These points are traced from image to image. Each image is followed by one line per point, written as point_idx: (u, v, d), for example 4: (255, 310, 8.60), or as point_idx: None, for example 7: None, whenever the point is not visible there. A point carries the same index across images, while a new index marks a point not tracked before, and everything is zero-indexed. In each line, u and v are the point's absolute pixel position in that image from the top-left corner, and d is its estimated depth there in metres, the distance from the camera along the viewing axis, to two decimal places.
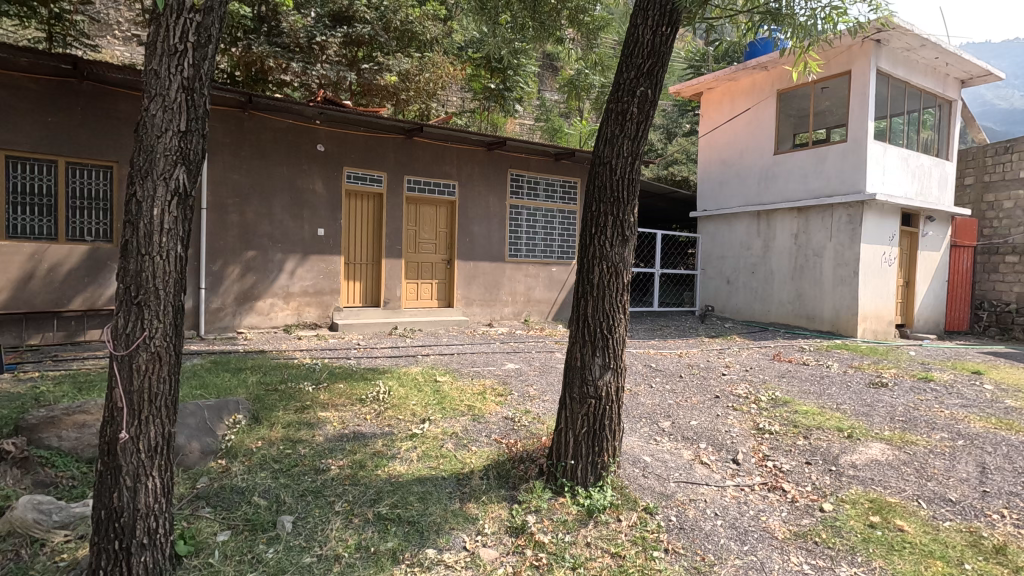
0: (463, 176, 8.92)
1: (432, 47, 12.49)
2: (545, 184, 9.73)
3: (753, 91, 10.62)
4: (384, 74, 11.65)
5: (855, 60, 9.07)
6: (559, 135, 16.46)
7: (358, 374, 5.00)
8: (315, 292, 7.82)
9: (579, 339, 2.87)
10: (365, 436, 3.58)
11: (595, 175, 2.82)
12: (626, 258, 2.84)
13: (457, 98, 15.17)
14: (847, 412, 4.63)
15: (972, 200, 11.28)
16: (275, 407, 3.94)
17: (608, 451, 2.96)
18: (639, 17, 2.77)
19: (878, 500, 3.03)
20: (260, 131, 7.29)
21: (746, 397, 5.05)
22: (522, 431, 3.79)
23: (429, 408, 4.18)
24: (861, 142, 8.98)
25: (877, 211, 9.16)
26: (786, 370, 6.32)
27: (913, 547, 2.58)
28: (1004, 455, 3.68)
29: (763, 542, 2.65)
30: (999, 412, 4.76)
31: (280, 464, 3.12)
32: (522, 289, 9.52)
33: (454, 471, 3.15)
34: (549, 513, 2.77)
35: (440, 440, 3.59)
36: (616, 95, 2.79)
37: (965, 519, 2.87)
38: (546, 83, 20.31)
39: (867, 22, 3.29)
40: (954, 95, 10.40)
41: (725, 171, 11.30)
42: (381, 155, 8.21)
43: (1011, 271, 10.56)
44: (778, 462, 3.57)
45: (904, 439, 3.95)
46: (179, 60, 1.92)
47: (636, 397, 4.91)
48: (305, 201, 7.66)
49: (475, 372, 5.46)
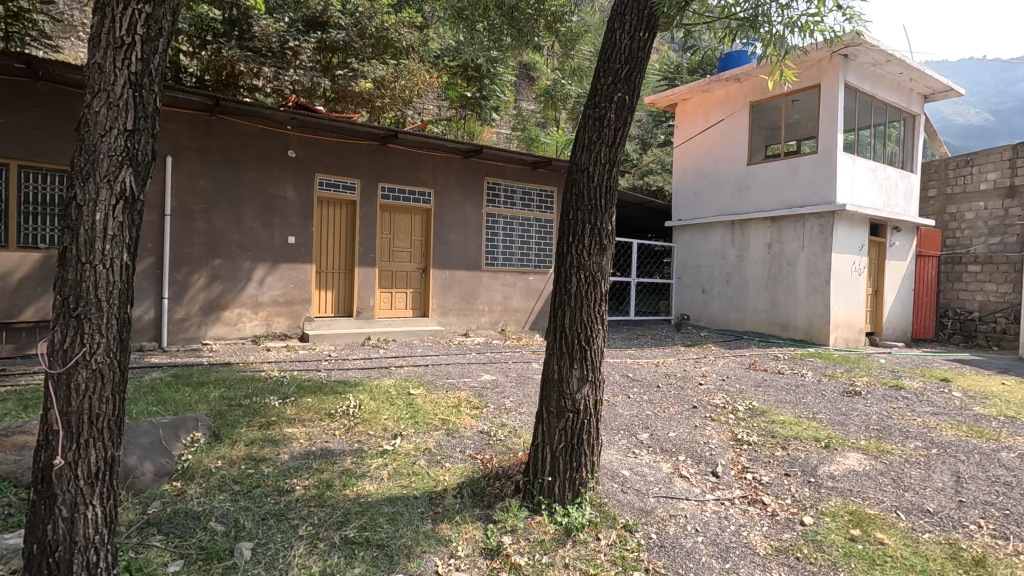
0: (438, 184, 8.80)
1: (408, 55, 12.40)
2: (522, 192, 9.66)
3: (726, 102, 10.79)
4: (359, 80, 11.52)
5: (824, 74, 9.27)
6: (536, 144, 16.45)
7: (328, 387, 4.80)
8: (286, 302, 7.58)
9: (556, 351, 2.77)
10: (334, 453, 3.42)
11: (572, 182, 2.74)
12: (605, 267, 2.76)
13: (434, 106, 15.04)
14: (823, 421, 4.63)
15: (935, 211, 11.69)
16: (238, 423, 3.74)
17: (586, 466, 2.87)
18: (616, 21, 2.73)
19: (858, 512, 2.99)
20: (228, 136, 7.07)
21: (724, 407, 5.01)
22: (498, 446, 3.68)
23: (401, 422, 4.04)
24: (831, 154, 9.15)
25: (847, 222, 9.34)
26: (761, 380, 6.32)
27: (894, 561, 2.54)
28: (977, 463, 3.71)
29: (745, 559, 2.59)
30: (969, 419, 4.82)
31: (241, 485, 2.94)
32: (499, 298, 9.42)
33: (426, 489, 3.03)
34: (525, 533, 2.66)
35: (412, 456, 3.46)
36: (594, 100, 2.73)
37: (944, 530, 2.85)
38: (522, 92, 20.35)
39: (843, 31, 3.30)
40: (916, 109, 10.75)
41: (700, 181, 11.42)
42: (355, 162, 8.05)
43: (974, 280, 10.81)
44: (757, 474, 3.52)
45: (881, 448, 3.95)
46: (125, 54, 1.78)
47: (614, 408, 4.83)
48: (276, 208, 7.45)
49: (450, 384, 5.32)
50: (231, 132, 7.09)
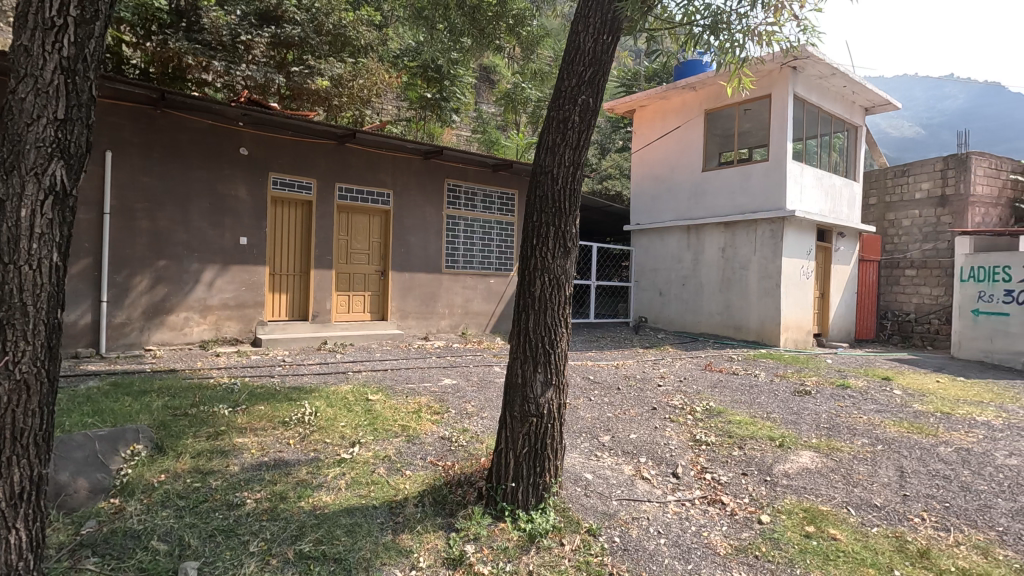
0: (398, 185, 8.65)
1: (367, 53, 12.23)
2: (483, 194, 9.61)
3: (683, 110, 11.06)
4: (315, 78, 11.22)
5: (775, 85, 9.61)
6: (496, 147, 16.44)
7: (282, 394, 4.61)
8: (237, 305, 7.27)
9: (520, 354, 2.74)
10: (288, 464, 3.27)
11: (537, 184, 2.71)
12: (569, 270, 2.75)
13: (393, 106, 14.81)
14: (777, 420, 4.76)
15: (875, 218, 12.33)
16: (184, 434, 3.54)
17: (550, 471, 2.84)
18: (580, 24, 2.72)
19: (811, 509, 3.08)
20: (174, 131, 6.73)
21: (682, 408, 5.11)
22: (460, 452, 3.61)
23: (360, 429, 3.92)
24: (781, 162, 9.50)
25: (796, 227, 9.72)
26: (717, 380, 6.48)
27: (846, 556, 2.62)
28: (918, 458, 3.89)
29: (706, 559, 2.61)
30: (910, 416, 5.06)
31: (186, 500, 2.77)
32: (459, 301, 9.32)
33: (386, 499, 2.93)
34: (488, 541, 2.61)
35: (371, 465, 3.35)
36: (558, 102, 2.71)
37: (891, 524, 2.96)
38: (482, 95, 20.36)
39: (798, 42, 3.42)
40: (858, 121, 11.31)
41: (658, 187, 11.65)
42: (311, 161, 7.82)
43: (910, 283, 11.43)
44: (716, 474, 3.58)
45: (831, 446, 4.09)
46: (56, 37, 1.64)
47: (575, 411, 4.83)
48: (226, 208, 7.14)
49: (410, 389, 5.21)
50: (178, 127, 6.76)
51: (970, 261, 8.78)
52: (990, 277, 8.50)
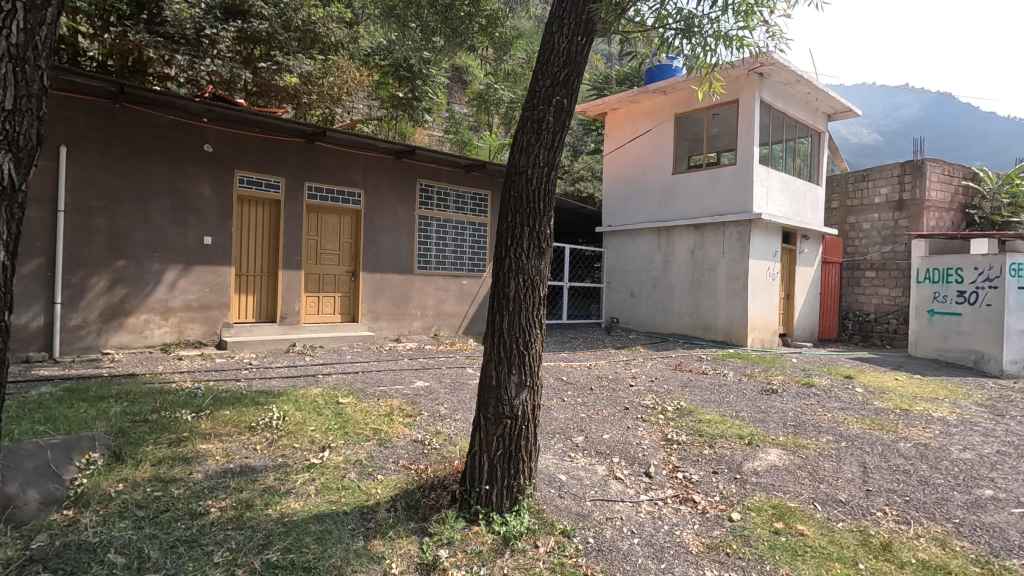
0: (369, 185, 8.53)
1: (337, 50, 12.06)
2: (455, 195, 9.55)
3: (653, 113, 11.22)
4: (283, 74, 10.96)
5: (742, 90, 9.83)
6: (468, 148, 16.39)
7: (249, 398, 4.48)
8: (201, 307, 7.04)
9: (494, 356, 2.72)
10: (255, 470, 3.18)
11: (511, 185, 2.70)
12: (543, 271, 2.74)
13: (364, 105, 14.61)
14: (745, 419, 4.85)
15: (837, 221, 12.73)
16: (144, 441, 3.40)
17: (524, 473, 2.82)
18: (555, 24, 2.72)
19: (780, 506, 3.14)
20: (134, 126, 6.49)
21: (653, 407, 5.16)
22: (433, 455, 3.56)
23: (330, 433, 3.83)
24: (748, 166, 9.71)
25: (762, 230, 9.95)
26: (687, 380, 6.57)
27: (814, 551, 2.67)
28: (880, 454, 4.02)
29: (679, 558, 2.63)
30: (871, 413, 5.23)
31: (146, 510, 2.66)
32: (432, 303, 9.24)
33: (357, 504, 2.87)
34: (463, 545, 2.58)
35: (341, 469, 3.27)
36: (532, 103, 2.70)
37: (856, 518, 3.05)
38: (455, 95, 20.28)
39: (766, 47, 3.49)
40: (821, 127, 11.66)
41: (629, 189, 11.79)
42: (279, 159, 7.64)
43: (870, 285, 11.83)
44: (688, 472, 3.63)
45: (797, 443, 4.19)
46: (3, 22, 1.55)
47: (549, 412, 4.83)
48: (190, 206, 6.92)
49: (381, 392, 5.12)
50: (138, 122, 6.51)
51: (926, 263, 9.11)
52: (944, 278, 8.84)
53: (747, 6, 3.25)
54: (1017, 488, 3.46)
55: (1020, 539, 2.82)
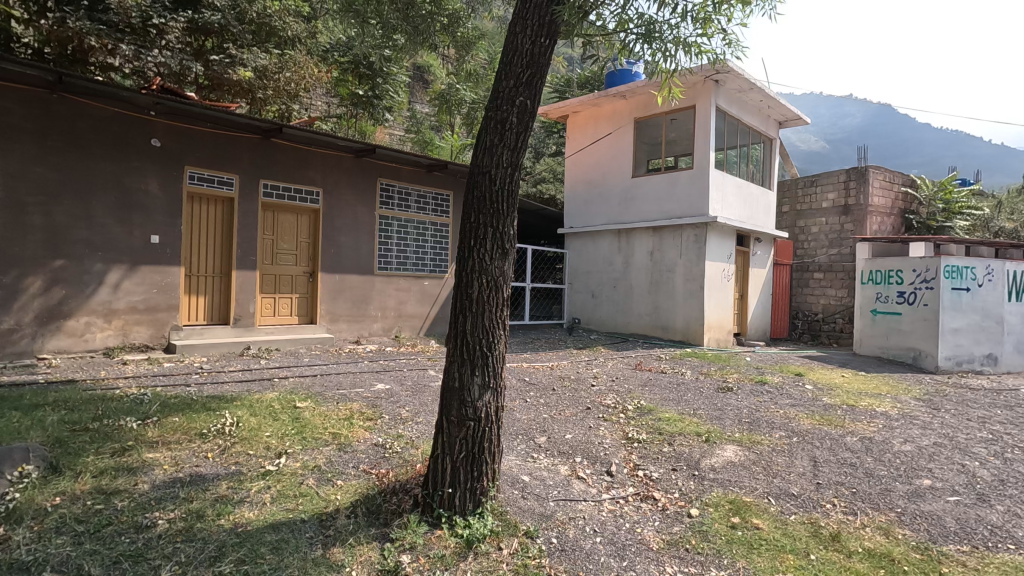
0: (328, 183, 8.33)
1: (294, 45, 11.79)
2: (417, 195, 9.44)
3: (614, 117, 11.40)
4: (237, 68, 10.63)
5: (698, 96, 10.10)
6: (430, 148, 16.25)
7: (200, 404, 4.29)
8: (147, 309, 6.71)
9: (457, 358, 2.69)
10: (205, 479, 3.04)
11: (474, 185, 2.68)
12: (506, 272, 2.73)
13: (322, 102, 14.31)
14: (703, 417, 4.97)
15: (787, 225, 13.24)
16: (84, 451, 3.21)
17: (487, 475, 2.80)
18: (518, 25, 2.72)
19: (736, 501, 3.23)
20: (75, 118, 6.14)
21: (614, 407, 5.22)
22: (395, 459, 3.50)
23: (287, 439, 3.71)
24: (704, 170, 9.98)
25: (718, 232, 10.24)
26: (646, 379, 6.69)
27: (768, 543, 2.76)
28: (829, 448, 4.19)
29: (640, 555, 2.67)
30: (820, 409, 5.45)
31: (87, 525, 2.51)
32: (393, 304, 9.11)
33: (315, 511, 2.79)
34: (425, 549, 2.54)
35: (299, 476, 3.18)
36: (495, 103, 2.69)
37: (807, 510, 3.16)
38: (416, 94, 20.09)
39: (723, 55, 3.59)
40: (773, 134, 12.10)
41: (590, 191, 11.93)
42: (233, 155, 7.38)
43: (818, 286, 12.35)
44: (648, 471, 3.69)
45: (752, 439, 4.32)
46: None
47: (511, 413, 4.83)
48: (135, 203, 6.60)
49: (341, 395, 5.01)
50: (79, 114, 6.17)
51: (869, 265, 9.58)
52: (886, 280, 9.31)
53: (705, 13, 3.33)
54: (952, 477, 3.68)
55: (955, 525, 2.99)
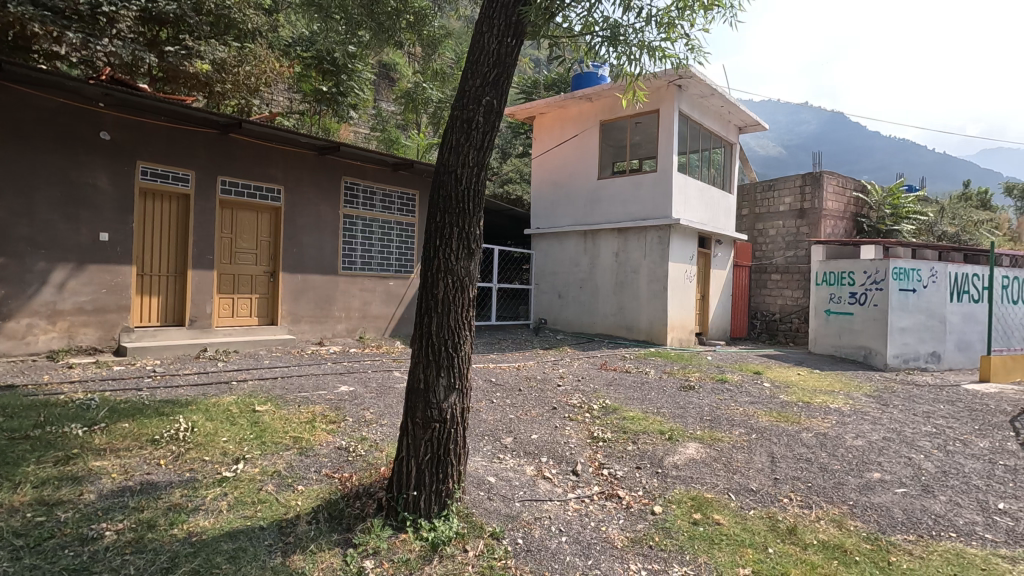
0: (290, 181, 8.13)
1: (254, 38, 11.49)
2: (382, 194, 9.31)
3: (579, 119, 11.51)
4: (195, 60, 10.25)
5: (662, 100, 10.29)
6: (396, 146, 16.05)
7: (152, 409, 4.11)
8: (96, 310, 6.40)
9: (422, 359, 2.66)
10: (157, 487, 2.92)
11: (440, 184, 2.66)
12: (472, 272, 2.71)
13: (284, 98, 14.03)
14: (666, 415, 5.06)
15: (746, 227, 13.63)
16: (23, 461, 3.03)
17: (453, 477, 2.77)
18: (484, 24, 2.71)
19: (698, 497, 3.30)
20: (16, 108, 5.82)
21: (580, 406, 5.26)
22: (358, 462, 3.43)
23: (245, 444, 3.60)
24: (667, 173, 10.17)
25: (680, 234, 10.46)
26: (611, 379, 6.77)
27: (728, 538, 2.83)
28: (786, 444, 4.33)
29: (605, 553, 2.69)
30: (778, 406, 5.62)
31: (25, 538, 2.37)
32: (357, 305, 8.95)
33: (274, 518, 2.71)
34: (389, 554, 2.50)
35: (257, 482, 3.08)
36: (461, 102, 2.68)
37: (765, 505, 3.25)
38: (381, 92, 19.82)
39: (686, 60, 3.66)
40: (733, 139, 12.43)
41: (556, 193, 12.01)
42: (189, 151, 7.12)
43: (776, 287, 12.75)
44: (613, 469, 3.73)
45: (713, 437, 4.42)
46: None
47: (477, 414, 4.81)
48: (83, 198, 6.29)
49: (302, 398, 4.88)
50: (21, 104, 5.85)
51: (823, 267, 9.95)
52: (839, 281, 9.69)
53: (668, 18, 3.39)
54: (900, 470, 3.85)
55: (903, 516, 3.13)
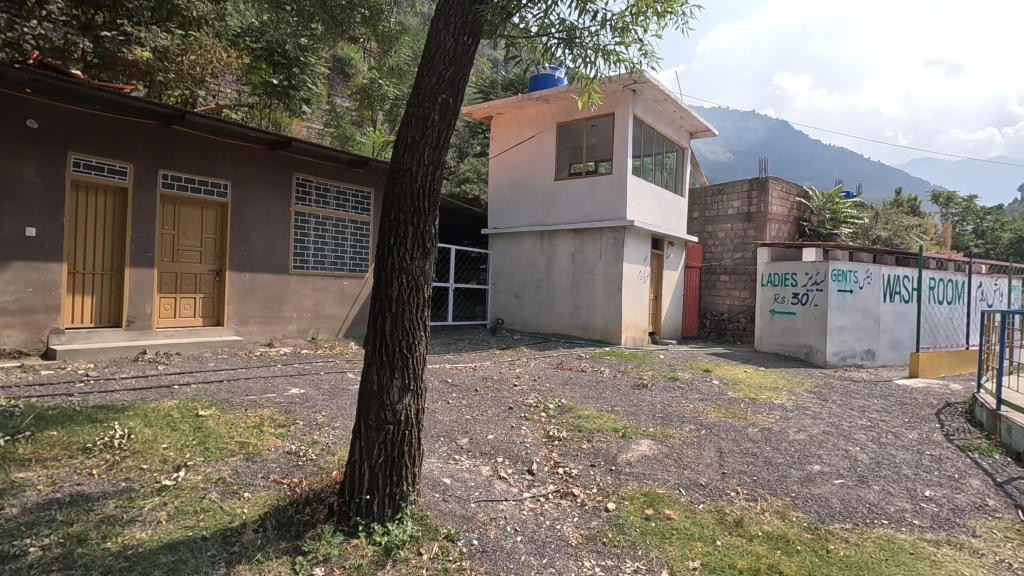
0: (237, 176, 7.83)
1: (200, 26, 11.03)
2: (336, 191, 9.08)
3: (537, 120, 11.57)
4: (133, 46, 9.79)
5: (617, 104, 10.47)
6: (350, 143, 15.72)
7: (83, 416, 3.87)
8: (21, 310, 5.98)
9: (375, 360, 2.61)
10: (89, 498, 2.75)
11: (395, 182, 2.61)
12: (427, 272, 2.68)
13: (231, 90, 13.78)
14: (620, 413, 5.15)
15: (697, 229, 14.05)
16: None
17: (407, 479, 2.73)
18: (441, 21, 2.69)
19: (650, 493, 3.37)
20: None
21: (536, 406, 5.28)
22: (308, 467, 3.33)
23: (187, 450, 3.44)
24: (622, 175, 10.36)
25: (634, 236, 10.67)
26: (567, 378, 6.85)
27: (678, 532, 2.90)
28: (734, 439, 4.48)
29: (560, 551, 2.71)
30: (726, 403, 5.82)
31: None
32: (309, 305, 8.70)
33: (218, 527, 2.60)
34: (340, 561, 2.44)
35: (200, 490, 2.95)
36: (417, 99, 2.64)
37: (714, 499, 3.35)
38: (335, 87, 19.40)
39: (640, 64, 3.73)
40: (685, 143, 12.78)
41: (514, 193, 12.04)
42: (127, 142, 6.75)
43: (725, 287, 13.20)
44: (568, 467, 3.76)
45: (665, 433, 4.53)
46: None
47: (433, 415, 4.76)
48: (8, 191, 5.86)
49: (249, 401, 4.70)
50: None
51: (769, 268, 10.36)
52: (783, 282, 10.11)
53: (623, 23, 3.45)
54: (838, 462, 4.05)
55: (840, 505, 3.29)
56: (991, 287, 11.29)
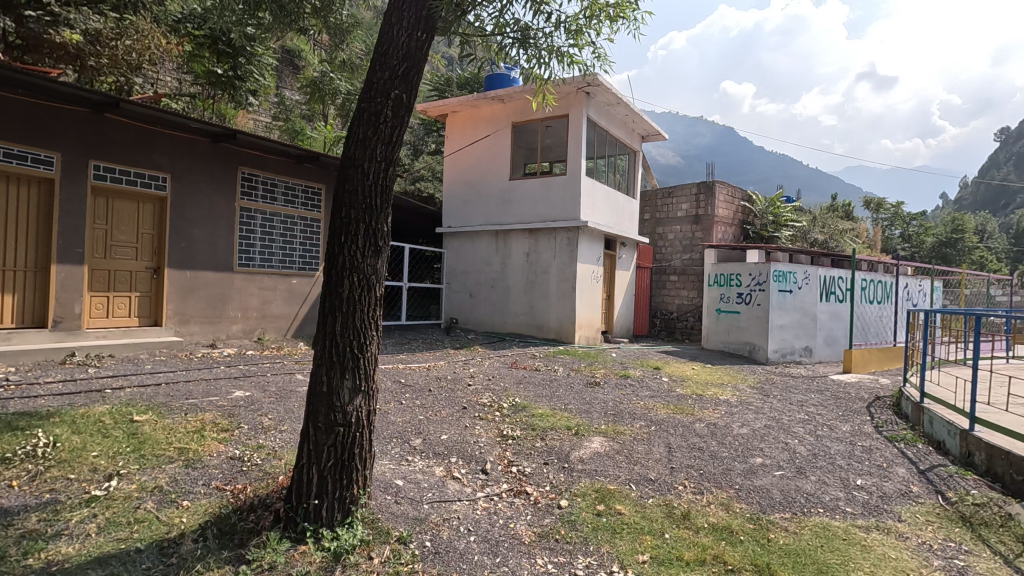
0: (178, 169, 7.45)
1: (136, 10, 10.45)
2: (284, 187, 8.78)
3: (492, 119, 11.56)
4: (62, 28, 9.14)
5: (571, 106, 10.59)
6: (300, 137, 15.27)
7: (3, 423, 3.60)
8: None
9: (325, 360, 2.53)
10: (8, 512, 2.55)
11: (346, 178, 2.55)
12: (379, 270, 2.62)
13: (172, 78, 13.06)
14: (573, 411, 5.22)
15: (648, 231, 14.40)
16: None
17: (358, 482, 2.67)
18: (394, 16, 2.64)
19: (601, 489, 3.43)
20: None
21: (490, 405, 5.28)
22: (253, 472, 3.21)
23: (121, 457, 3.25)
24: (576, 176, 10.49)
25: (588, 236, 10.83)
26: (521, 377, 6.88)
27: (628, 527, 2.97)
28: (681, 434, 4.62)
29: (513, 550, 2.72)
30: (675, 399, 6.00)
31: None
32: (255, 304, 8.38)
33: (155, 538, 2.47)
34: (287, 568, 2.36)
35: (134, 499, 2.79)
36: (369, 94, 2.59)
37: (662, 493, 3.45)
38: (284, 79, 18.82)
39: (594, 66, 3.78)
40: (636, 146, 13.07)
41: (469, 192, 11.99)
42: (54, 130, 6.31)
43: (674, 287, 13.58)
44: (521, 466, 3.78)
45: (616, 430, 4.62)
46: None
47: (385, 416, 4.69)
48: None
49: (189, 405, 4.49)
50: None
51: (715, 269, 10.74)
52: (728, 282, 10.50)
53: (577, 26, 3.50)
54: (778, 454, 4.24)
55: (780, 496, 3.45)
56: (915, 288, 12.09)
